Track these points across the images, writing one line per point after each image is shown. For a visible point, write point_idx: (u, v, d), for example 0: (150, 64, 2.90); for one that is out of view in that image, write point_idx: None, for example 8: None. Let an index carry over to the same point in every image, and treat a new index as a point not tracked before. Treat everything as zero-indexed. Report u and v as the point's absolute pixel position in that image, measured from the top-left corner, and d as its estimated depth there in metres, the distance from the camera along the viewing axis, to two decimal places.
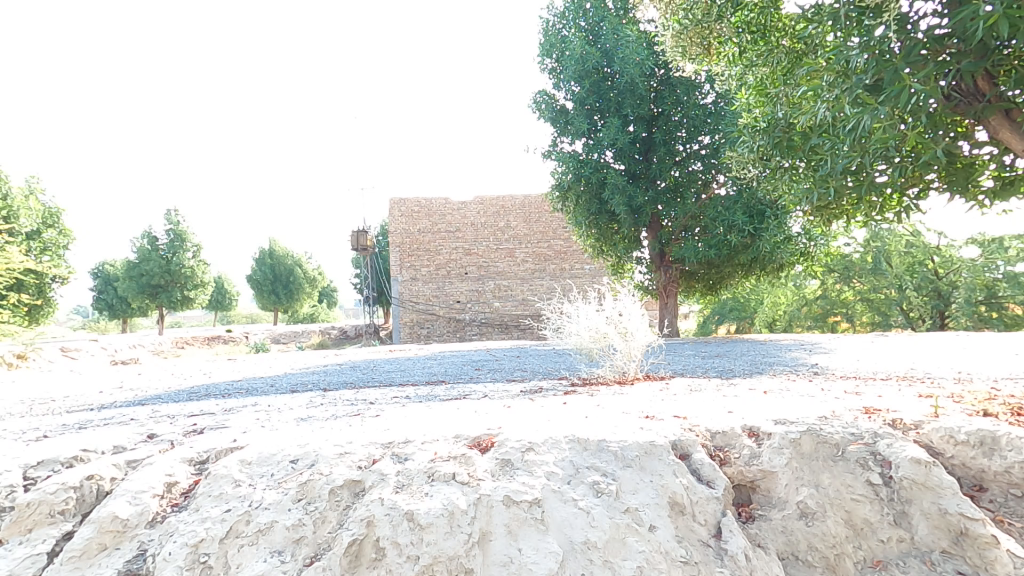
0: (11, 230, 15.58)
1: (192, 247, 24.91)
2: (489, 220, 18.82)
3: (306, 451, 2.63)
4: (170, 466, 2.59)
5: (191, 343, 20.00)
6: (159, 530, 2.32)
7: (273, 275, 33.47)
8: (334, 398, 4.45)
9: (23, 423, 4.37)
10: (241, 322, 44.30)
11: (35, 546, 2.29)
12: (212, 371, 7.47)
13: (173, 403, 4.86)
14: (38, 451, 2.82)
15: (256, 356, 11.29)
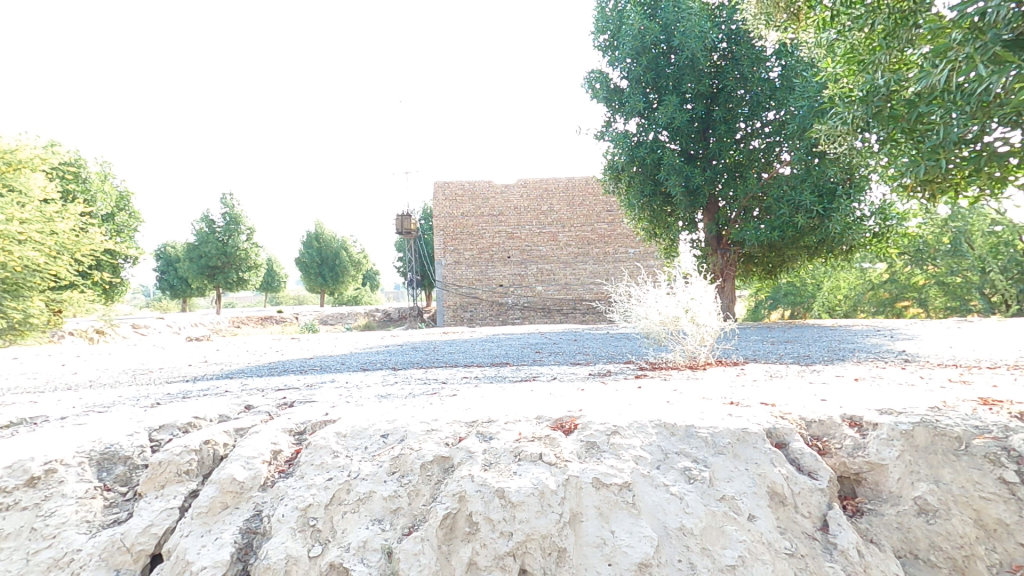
0: (92, 213, 16.88)
1: (246, 230, 26.33)
2: (533, 204, 18.72)
3: (395, 427, 2.71)
4: (275, 435, 2.76)
5: (248, 323, 21.17)
6: (270, 493, 2.48)
7: (320, 259, 34.73)
8: (406, 377, 4.57)
9: (132, 391, 4.78)
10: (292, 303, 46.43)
11: (169, 500, 2.50)
12: (282, 349, 7.86)
13: (258, 377, 5.19)
14: (156, 416, 3.07)
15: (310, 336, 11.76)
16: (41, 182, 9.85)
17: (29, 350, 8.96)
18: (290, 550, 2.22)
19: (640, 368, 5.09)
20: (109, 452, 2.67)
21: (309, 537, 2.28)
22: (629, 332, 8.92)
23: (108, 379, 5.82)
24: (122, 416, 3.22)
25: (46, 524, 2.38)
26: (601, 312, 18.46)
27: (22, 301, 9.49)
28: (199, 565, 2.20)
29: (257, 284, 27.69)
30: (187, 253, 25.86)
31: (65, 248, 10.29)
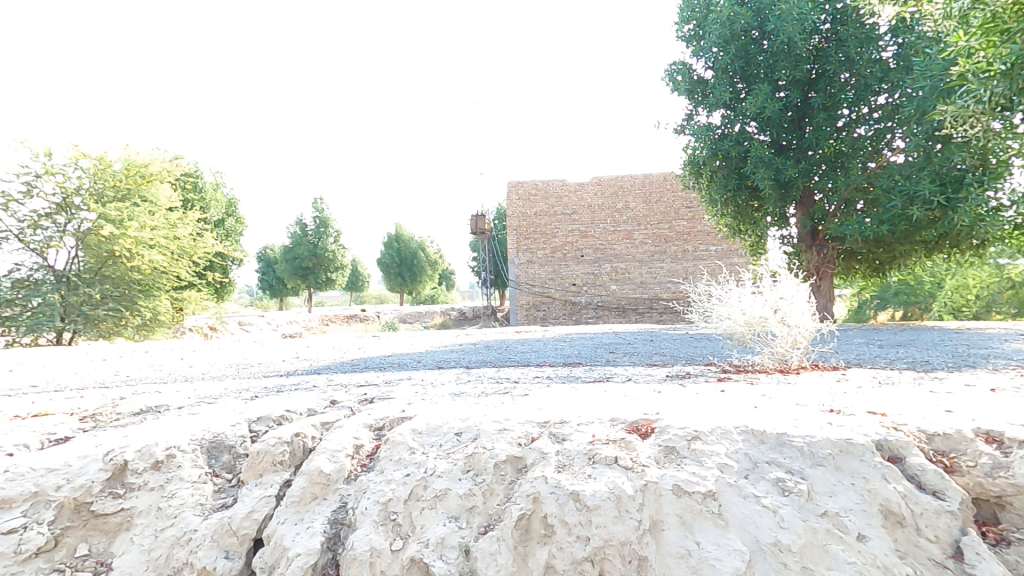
0: (205, 219, 18.69)
1: (334, 233, 28.01)
2: (608, 202, 18.38)
3: (468, 425, 2.75)
4: (357, 430, 2.90)
5: (335, 321, 22.56)
6: (354, 486, 2.62)
7: (400, 260, 36.23)
8: (479, 376, 4.59)
9: (234, 383, 5.20)
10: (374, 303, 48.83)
11: (266, 488, 2.71)
12: (364, 346, 8.23)
13: (342, 373, 5.46)
14: (254, 408, 3.32)
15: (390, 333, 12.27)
16: (167, 192, 11.04)
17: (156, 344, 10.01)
18: (374, 542, 2.29)
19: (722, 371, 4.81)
20: (217, 440, 2.93)
21: (389, 530, 2.34)
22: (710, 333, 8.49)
23: (215, 372, 6.40)
24: (227, 407, 3.51)
25: (168, 504, 2.65)
26: (679, 312, 17.76)
27: (151, 300, 10.65)
28: (294, 551, 2.36)
29: (343, 284, 29.37)
30: (283, 255, 27.95)
31: (185, 252, 11.38)
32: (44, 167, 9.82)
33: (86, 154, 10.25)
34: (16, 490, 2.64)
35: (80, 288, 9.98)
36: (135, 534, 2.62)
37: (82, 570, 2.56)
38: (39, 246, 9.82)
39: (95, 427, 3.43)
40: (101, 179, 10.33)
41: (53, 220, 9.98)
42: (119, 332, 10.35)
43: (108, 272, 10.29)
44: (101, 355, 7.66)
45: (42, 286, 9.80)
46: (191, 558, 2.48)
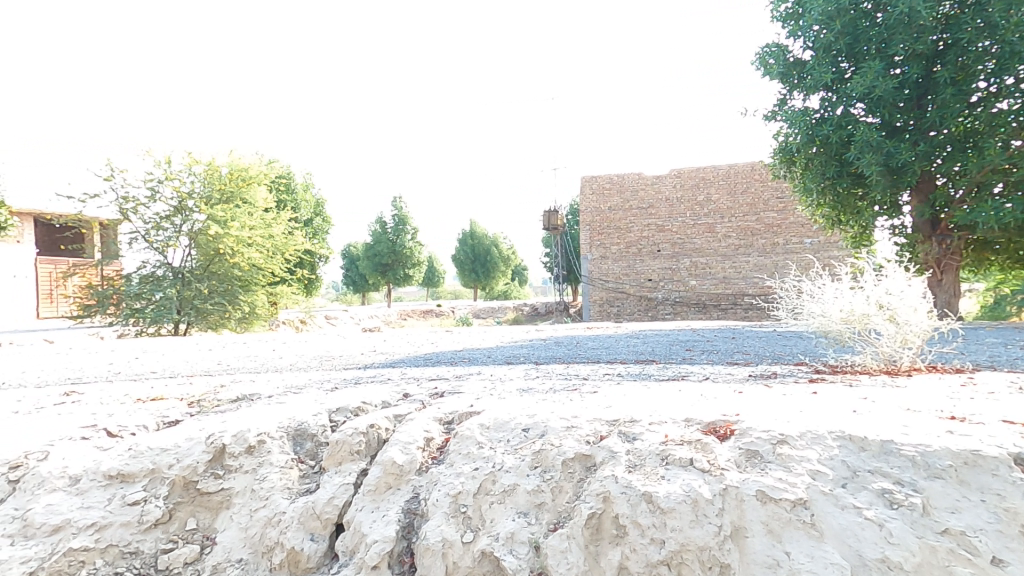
0: (296, 219, 20.09)
1: (411, 230, 29.14)
2: (687, 195, 17.74)
3: (535, 422, 2.91)
4: (427, 423, 3.11)
5: (413, 316, 23.50)
6: (426, 478, 2.81)
7: (474, 256, 36.97)
8: (548, 371, 4.61)
9: (319, 375, 5.58)
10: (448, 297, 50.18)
11: (346, 476, 2.92)
12: (438, 341, 8.54)
13: (416, 367, 5.71)
14: (334, 399, 3.55)
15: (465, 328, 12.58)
16: (263, 194, 11.87)
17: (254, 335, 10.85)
18: (445, 534, 2.50)
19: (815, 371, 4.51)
20: (301, 428, 3.16)
21: (461, 522, 2.55)
22: (800, 331, 7.97)
23: (303, 363, 6.91)
24: (310, 397, 3.77)
25: (260, 487, 2.92)
26: (764, 309, 16.82)
27: (250, 295, 11.61)
28: (372, 537, 2.60)
29: (420, 279, 30.44)
30: (365, 252, 29.46)
31: (278, 249, 12.15)
32: (164, 174, 10.92)
33: (198, 160, 11.26)
34: (137, 467, 2.99)
35: (192, 284, 11.07)
36: (234, 512, 2.91)
37: (191, 542, 2.86)
38: (160, 245, 10.99)
39: (200, 412, 3.80)
40: (210, 183, 11.35)
41: (171, 222, 11.12)
42: (224, 324, 11.36)
43: (215, 268, 11.32)
44: (208, 346, 8.45)
45: (162, 282, 10.95)
46: (281, 538, 2.73)
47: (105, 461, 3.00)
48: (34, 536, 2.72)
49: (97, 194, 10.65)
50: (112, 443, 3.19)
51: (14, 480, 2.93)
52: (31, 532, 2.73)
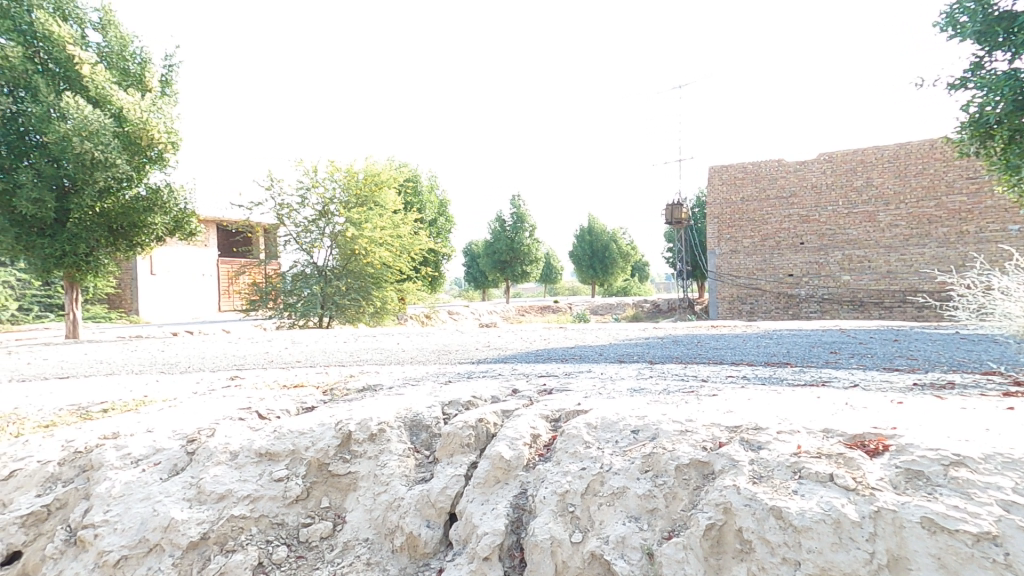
0: (421, 219, 21.44)
1: (529, 227, 29.71)
2: (841, 181, 15.86)
3: (645, 424, 2.82)
4: (534, 420, 3.21)
5: (530, 312, 23.95)
6: (533, 474, 2.88)
7: (591, 252, 36.65)
8: (663, 371, 4.38)
9: (435, 368, 5.89)
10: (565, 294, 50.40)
11: (457, 468, 3.11)
12: (550, 337, 8.56)
13: (526, 363, 5.77)
14: (445, 392, 3.86)
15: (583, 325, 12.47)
16: (392, 197, 12.78)
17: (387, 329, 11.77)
18: (553, 532, 2.48)
19: (1011, 383, 3.72)
20: (416, 419, 3.46)
21: (568, 522, 2.52)
22: (989, 334, 6.70)
23: (423, 357, 7.31)
24: (424, 390, 4.07)
25: (382, 472, 3.20)
26: (941, 308, 14.46)
27: (381, 291, 12.65)
28: (483, 529, 2.70)
29: (537, 276, 30.89)
30: (484, 249, 30.56)
31: (404, 247, 13.03)
32: (311, 182, 12.22)
33: (338, 168, 12.37)
34: (281, 446, 3.40)
35: (332, 281, 12.28)
36: (360, 494, 3.20)
37: (326, 518, 3.18)
38: (308, 246, 12.34)
39: (332, 400, 4.23)
40: (348, 188, 12.45)
41: (316, 225, 12.38)
42: (360, 319, 12.49)
43: (352, 267, 12.41)
44: (344, 338, 9.32)
45: (310, 279, 12.29)
46: (401, 522, 2.96)
47: (256, 440, 3.45)
48: (207, 502, 3.15)
49: (260, 202, 12.25)
50: (261, 424, 3.66)
51: (190, 451, 3.45)
52: (204, 498, 3.18)
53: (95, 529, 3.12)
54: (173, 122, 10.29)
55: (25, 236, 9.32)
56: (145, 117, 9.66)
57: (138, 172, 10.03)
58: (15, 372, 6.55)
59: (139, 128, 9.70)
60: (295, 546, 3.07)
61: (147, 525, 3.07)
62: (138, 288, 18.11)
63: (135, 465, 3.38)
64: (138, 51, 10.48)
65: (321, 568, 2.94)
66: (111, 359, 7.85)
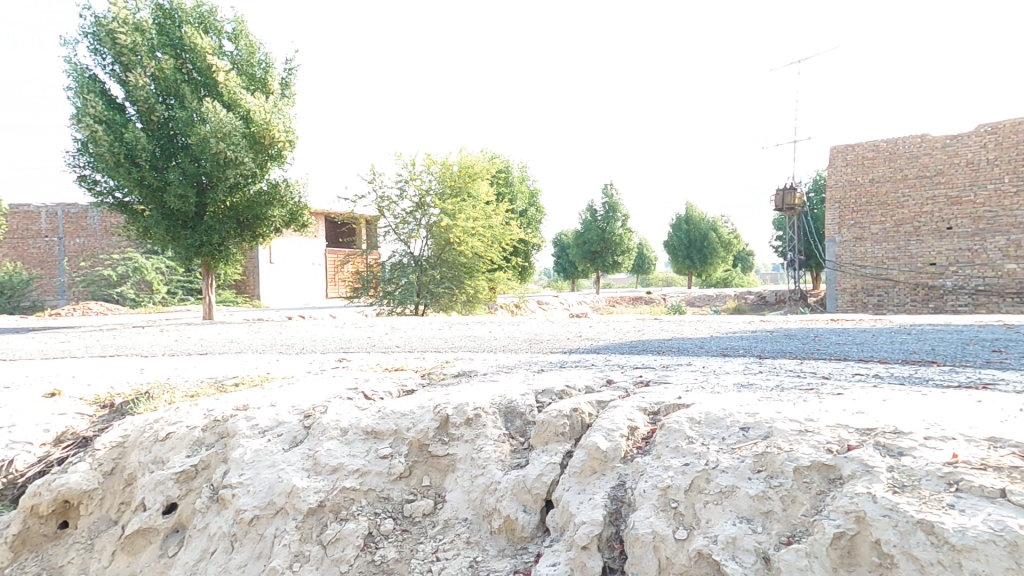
0: (513, 210, 21.74)
1: (621, 217, 29.08)
2: (1008, 155, 13.79)
3: (756, 422, 2.67)
4: (631, 412, 3.15)
5: (621, 303, 23.53)
6: (631, 467, 2.83)
7: (688, 241, 35.16)
8: (775, 366, 4.08)
9: (528, 356, 5.97)
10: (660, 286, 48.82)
11: (552, 455, 3.15)
12: (644, 328, 8.31)
13: (621, 354, 5.66)
14: (538, 381, 3.97)
15: (683, 317, 11.99)
16: (484, 187, 13.04)
17: (482, 316, 12.10)
18: (655, 527, 2.41)
19: None
20: (511, 406, 3.58)
21: (671, 518, 2.44)
22: None
23: (515, 345, 7.40)
24: (517, 378, 4.17)
25: (479, 456, 3.32)
26: None
27: (473, 280, 13.02)
28: (580, 519, 2.69)
29: (629, 267, 30.18)
30: (575, 240, 30.35)
31: (495, 237, 13.31)
32: (410, 174, 12.79)
33: (435, 160, 12.83)
34: (385, 426, 3.64)
35: (428, 270, 12.81)
36: (458, 475, 3.33)
37: (427, 496, 3.33)
38: (405, 236, 12.94)
39: (430, 383, 4.45)
40: (444, 180, 12.87)
41: (414, 216, 12.95)
42: (453, 306, 12.96)
43: (446, 257, 12.87)
44: (439, 325, 9.70)
45: (407, 268, 12.88)
46: (498, 505, 3.04)
47: (363, 419, 3.70)
48: (322, 473, 3.41)
49: (363, 195, 13.03)
50: (367, 405, 3.93)
51: (307, 425, 3.76)
52: (320, 469, 3.43)
53: (233, 488, 3.46)
54: (291, 121, 11.21)
55: (172, 227, 10.65)
56: (268, 118, 10.64)
57: (261, 169, 11.07)
58: (166, 348, 7.53)
59: (263, 129, 10.72)
60: (401, 520, 3.24)
61: (274, 489, 3.37)
62: (260, 276, 20.05)
63: (262, 435, 3.73)
64: (264, 57, 11.52)
65: (424, 542, 3.10)
66: (238, 338, 8.78)
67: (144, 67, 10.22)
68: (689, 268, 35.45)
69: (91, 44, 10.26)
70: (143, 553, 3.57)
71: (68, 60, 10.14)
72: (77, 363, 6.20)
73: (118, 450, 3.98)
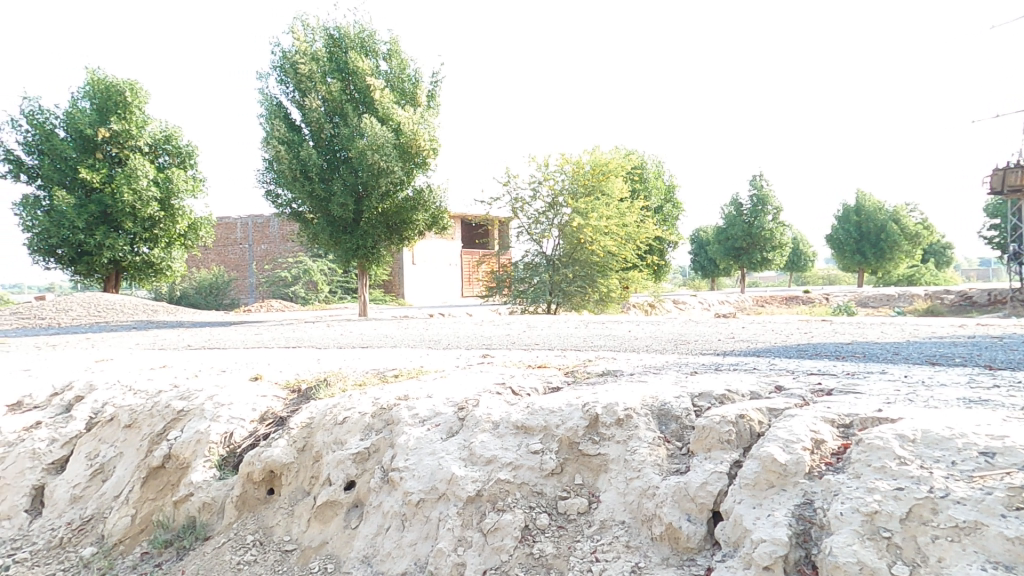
0: (648, 206, 21.11)
1: (772, 211, 26.80)
2: None
3: (1005, 447, 2.27)
4: (814, 422, 2.81)
5: (772, 303, 21.70)
6: (820, 485, 2.52)
7: (858, 235, 31.29)
8: (1011, 380, 3.38)
9: (676, 357, 5.67)
10: (820, 284, 44.10)
11: (717, 464, 2.96)
12: (812, 331, 7.48)
13: (787, 358, 5.13)
14: (695, 384, 3.75)
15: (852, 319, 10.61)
16: (620, 184, 12.78)
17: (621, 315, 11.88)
18: (861, 557, 2.14)
19: None
20: (665, 409, 3.43)
21: (884, 550, 2.16)
22: None
23: (660, 345, 7.10)
24: (669, 379, 3.98)
25: (633, 459, 3.22)
26: None
27: (606, 278, 12.87)
28: (758, 536, 2.44)
29: (780, 265, 27.72)
30: (715, 236, 28.58)
31: (630, 235, 13.03)
32: (543, 174, 12.92)
33: (568, 160, 12.83)
34: (535, 421, 3.66)
35: (560, 269, 12.87)
36: (612, 477, 3.26)
37: (581, 495, 3.30)
38: (538, 236, 13.12)
39: (575, 381, 4.42)
40: (576, 180, 12.80)
41: (546, 216, 13.09)
42: (585, 305, 12.92)
43: (578, 256, 12.83)
44: (575, 324, 9.67)
45: (539, 268, 13.02)
46: (659, 511, 2.91)
47: (513, 413, 3.77)
48: (477, 463, 3.52)
49: (498, 197, 13.46)
50: (515, 400, 4.01)
51: (461, 417, 3.93)
52: (475, 459, 3.55)
53: (400, 472, 3.70)
54: (435, 130, 12.07)
55: (335, 232, 11.91)
56: (415, 129, 11.58)
57: (408, 176, 12.01)
58: (335, 340, 8.46)
59: (410, 139, 11.65)
60: (556, 516, 3.24)
61: (436, 475, 3.55)
62: (405, 276, 21.71)
63: (422, 424, 3.97)
64: (413, 73, 12.42)
65: (582, 541, 3.06)
66: (391, 334, 9.55)
67: (316, 92, 11.57)
68: (860, 265, 31.31)
69: (278, 75, 11.86)
70: (331, 522, 3.92)
71: (261, 91, 11.84)
72: (268, 352, 7.17)
73: (307, 430, 4.47)
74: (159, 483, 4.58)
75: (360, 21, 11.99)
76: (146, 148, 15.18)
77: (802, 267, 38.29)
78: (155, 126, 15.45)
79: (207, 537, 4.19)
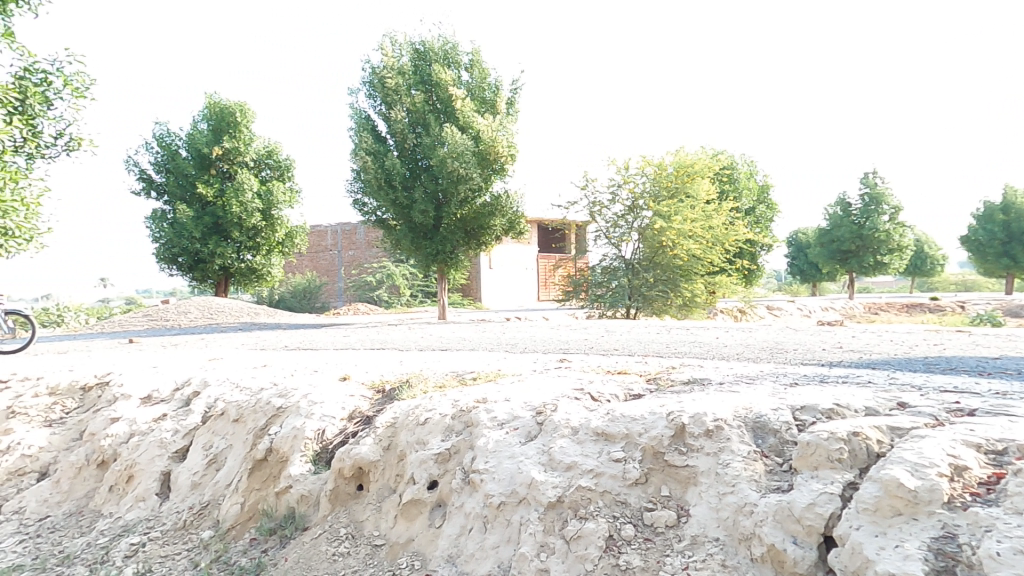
0: (738, 207, 20.10)
1: (889, 210, 24.56)
2: None
3: None
4: (954, 446, 2.52)
5: (889, 311, 19.83)
6: (966, 518, 2.26)
7: (1007, 235, 28.06)
8: None
9: (772, 367, 5.30)
10: (952, 291, 39.74)
11: (826, 484, 2.71)
12: (935, 342, 6.73)
13: (906, 372, 4.63)
14: (795, 396, 3.47)
15: (978, 329, 9.45)
16: (705, 185, 12.29)
17: (708, 322, 11.36)
18: None
19: None
20: (761, 422, 3.21)
21: None
22: None
23: (752, 354, 6.69)
24: (766, 390, 3.71)
25: (725, 472, 3.02)
26: None
27: (689, 283, 12.42)
28: (883, 568, 2.20)
29: (900, 269, 25.35)
30: (817, 238, 26.67)
31: (717, 238, 12.49)
32: (623, 177, 12.68)
33: (650, 162, 12.50)
34: (616, 429, 3.55)
35: (640, 274, 12.52)
36: (702, 491, 3.07)
37: (668, 507, 3.14)
38: (617, 240, 12.87)
39: (659, 389, 4.25)
40: (658, 182, 12.46)
41: (626, 219, 12.81)
42: (667, 311, 12.48)
43: (659, 259, 12.42)
44: (656, 330, 9.36)
45: (618, 272, 12.76)
46: (758, 531, 2.70)
47: (593, 420, 3.68)
48: (557, 469, 3.46)
49: (576, 201, 13.36)
50: (594, 406, 3.92)
51: (540, 422, 3.90)
52: (554, 465, 3.49)
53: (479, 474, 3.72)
54: (513, 137, 12.32)
55: (416, 239, 12.36)
56: (494, 136, 11.83)
57: (487, 182, 12.25)
58: (417, 343, 8.75)
59: (489, 146, 11.91)
60: (641, 528, 3.09)
61: (515, 479, 3.53)
62: (483, 280, 22.13)
63: (500, 427, 3.97)
64: (493, 81, 12.66)
65: (671, 556, 2.89)
66: (469, 337, 9.74)
67: (401, 103, 12.09)
68: (1009, 268, 28.04)
69: (367, 90, 12.53)
70: (416, 520, 4.00)
71: (351, 105, 12.54)
72: (354, 353, 7.55)
73: (391, 429, 4.64)
74: (264, 474, 4.91)
75: (444, 34, 12.41)
76: (252, 164, 16.62)
77: (927, 270, 34.80)
78: (259, 143, 16.89)
79: (305, 527, 4.44)
